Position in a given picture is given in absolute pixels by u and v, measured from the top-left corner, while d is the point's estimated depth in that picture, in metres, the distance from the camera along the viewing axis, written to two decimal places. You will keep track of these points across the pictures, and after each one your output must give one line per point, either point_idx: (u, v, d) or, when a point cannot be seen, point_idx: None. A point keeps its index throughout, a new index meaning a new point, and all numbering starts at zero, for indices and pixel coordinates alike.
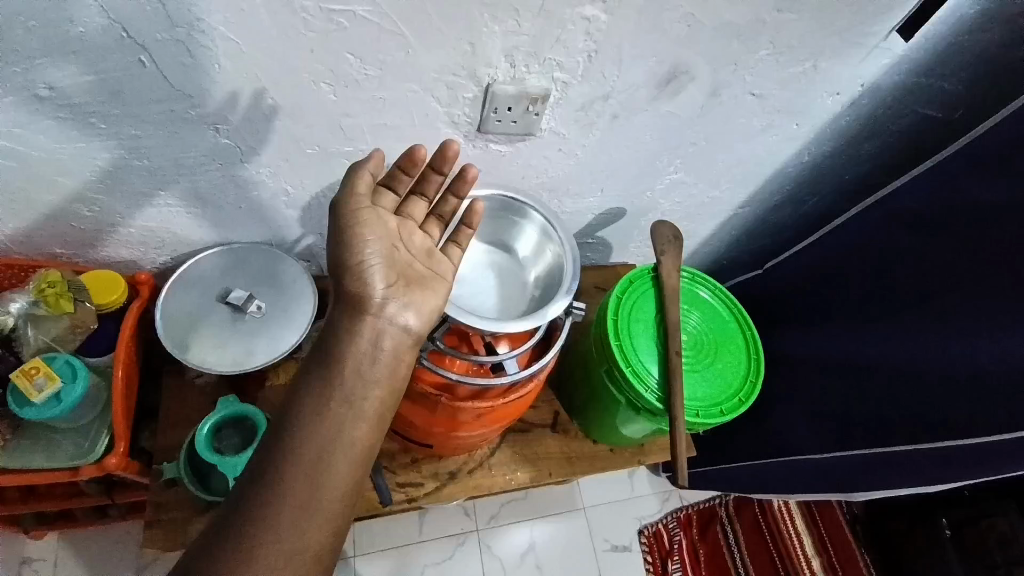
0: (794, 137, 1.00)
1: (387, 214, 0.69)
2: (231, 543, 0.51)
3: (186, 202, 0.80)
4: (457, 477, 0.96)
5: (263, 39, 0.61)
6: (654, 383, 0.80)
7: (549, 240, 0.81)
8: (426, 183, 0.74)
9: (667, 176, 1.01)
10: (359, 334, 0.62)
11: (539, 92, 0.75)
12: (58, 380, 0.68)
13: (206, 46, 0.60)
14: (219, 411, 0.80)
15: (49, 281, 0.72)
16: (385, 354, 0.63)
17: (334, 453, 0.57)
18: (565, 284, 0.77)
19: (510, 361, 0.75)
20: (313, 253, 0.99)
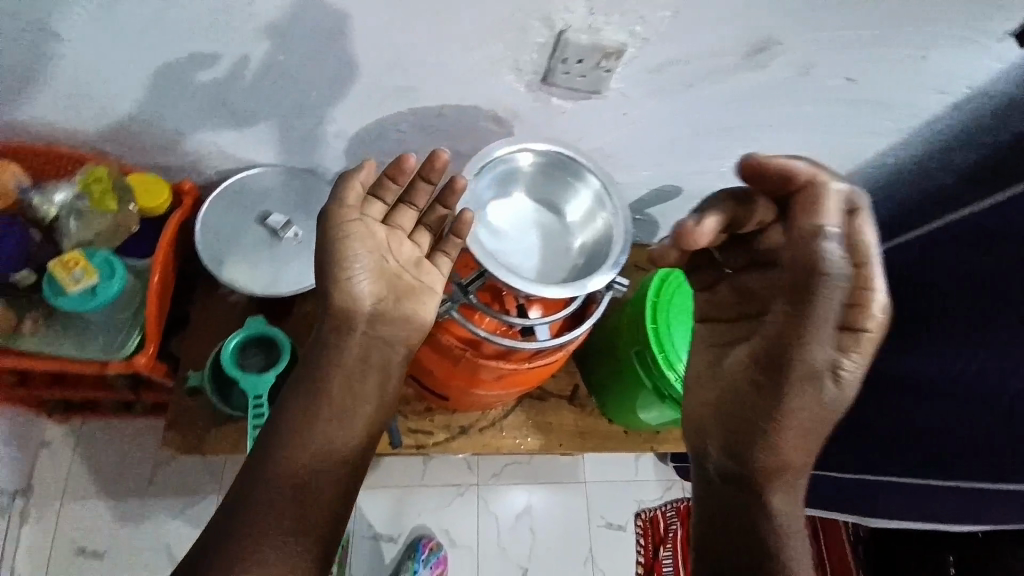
0: (879, 135, 0.92)
1: (377, 225, 0.67)
2: (232, 543, 0.54)
3: (234, 119, 0.78)
4: (468, 433, 0.96)
5: None
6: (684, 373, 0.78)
7: (601, 208, 0.76)
8: (415, 192, 0.69)
9: (732, 159, 0.94)
10: (348, 351, 0.65)
11: (615, 47, 0.69)
12: (95, 275, 0.68)
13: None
14: (247, 329, 0.81)
15: (95, 177, 0.72)
16: (373, 369, 0.66)
17: (326, 463, 0.61)
18: (610, 257, 0.72)
19: (541, 327, 0.73)
20: None
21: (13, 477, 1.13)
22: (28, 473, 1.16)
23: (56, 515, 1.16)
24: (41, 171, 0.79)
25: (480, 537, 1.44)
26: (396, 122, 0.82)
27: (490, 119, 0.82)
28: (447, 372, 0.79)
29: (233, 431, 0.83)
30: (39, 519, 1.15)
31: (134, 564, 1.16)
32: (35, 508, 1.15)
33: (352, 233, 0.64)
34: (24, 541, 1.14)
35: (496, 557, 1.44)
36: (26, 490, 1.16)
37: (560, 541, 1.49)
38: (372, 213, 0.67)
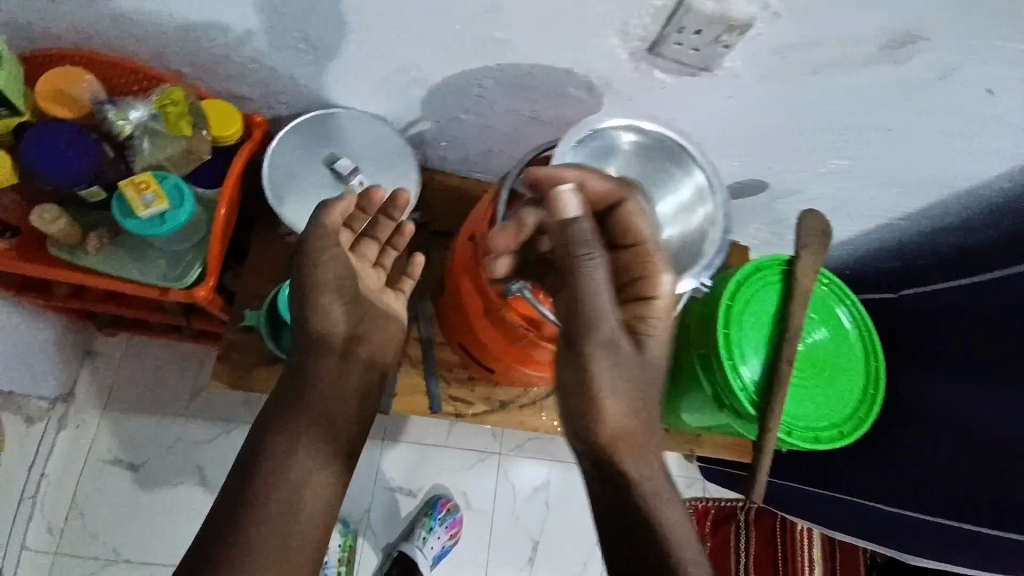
0: (1005, 156, 0.82)
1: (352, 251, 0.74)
2: (220, 549, 0.60)
3: (315, 53, 0.74)
4: (507, 408, 0.94)
5: None
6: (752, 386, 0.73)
7: (702, 202, 0.71)
8: (379, 227, 0.79)
9: (832, 161, 0.87)
10: (325, 376, 0.70)
11: (742, 20, 0.61)
12: (166, 201, 0.67)
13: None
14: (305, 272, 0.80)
15: (172, 98, 0.70)
16: (353, 389, 0.72)
17: (306, 483, 0.66)
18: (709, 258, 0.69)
19: None
20: (423, 141, 0.93)
21: (59, 381, 1.17)
22: (73, 380, 1.20)
23: (95, 423, 1.20)
24: (116, 84, 0.77)
25: (495, 505, 1.45)
26: (480, 77, 0.76)
27: (581, 85, 0.76)
28: (504, 347, 0.76)
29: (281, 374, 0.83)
30: (78, 425, 1.20)
31: (164, 480, 1.20)
32: (75, 414, 1.20)
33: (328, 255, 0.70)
34: (62, 444, 1.18)
35: (508, 527, 1.44)
36: (69, 396, 1.20)
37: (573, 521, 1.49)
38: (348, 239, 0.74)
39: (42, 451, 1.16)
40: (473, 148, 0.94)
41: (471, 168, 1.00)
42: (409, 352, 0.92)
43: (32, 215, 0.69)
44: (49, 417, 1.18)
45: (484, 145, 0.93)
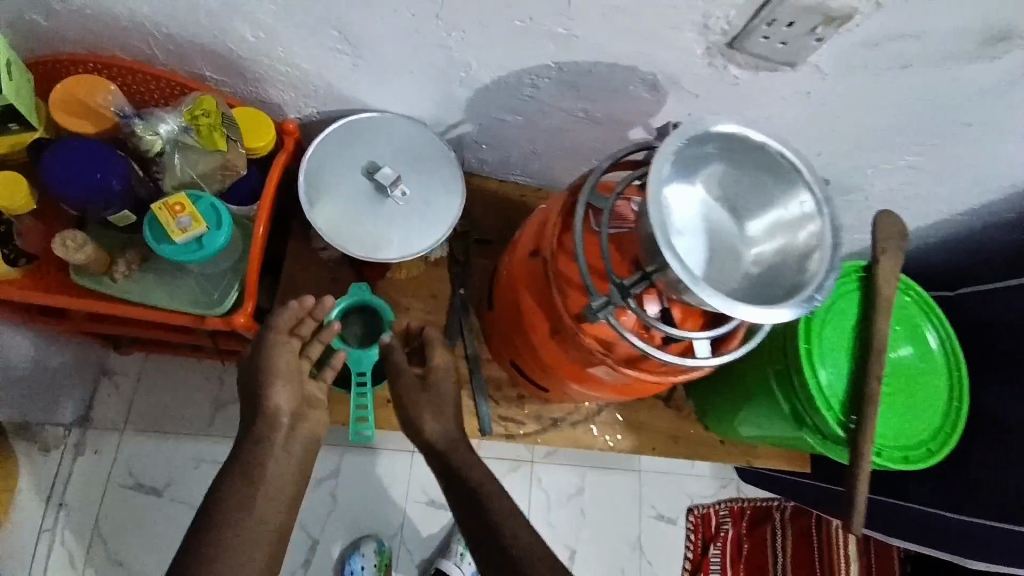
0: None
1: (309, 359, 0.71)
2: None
3: (356, 54, 0.68)
4: (560, 426, 0.89)
5: None
6: (841, 405, 0.69)
7: (806, 222, 0.55)
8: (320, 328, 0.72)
9: (903, 157, 0.81)
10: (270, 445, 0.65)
11: (843, 12, 0.55)
12: (203, 223, 0.62)
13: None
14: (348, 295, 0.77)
15: (203, 107, 0.63)
16: (293, 459, 0.67)
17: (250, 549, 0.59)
18: (807, 292, 0.53)
19: (704, 342, 0.62)
20: (463, 144, 0.87)
21: (73, 405, 1.10)
22: (87, 403, 1.13)
23: (112, 447, 1.13)
24: (139, 94, 0.71)
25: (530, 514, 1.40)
26: (535, 75, 0.70)
27: (646, 82, 0.69)
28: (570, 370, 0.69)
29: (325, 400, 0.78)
30: (95, 451, 1.12)
31: (191, 505, 1.13)
32: (91, 439, 1.12)
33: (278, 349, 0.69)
34: (80, 471, 1.11)
35: (544, 535, 1.40)
36: (85, 420, 1.13)
37: (609, 527, 1.45)
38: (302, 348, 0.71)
39: (59, 479, 1.10)
40: (516, 150, 0.88)
41: (510, 170, 0.94)
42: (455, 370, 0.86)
43: (56, 244, 0.63)
44: (65, 443, 1.11)
45: (528, 147, 0.87)
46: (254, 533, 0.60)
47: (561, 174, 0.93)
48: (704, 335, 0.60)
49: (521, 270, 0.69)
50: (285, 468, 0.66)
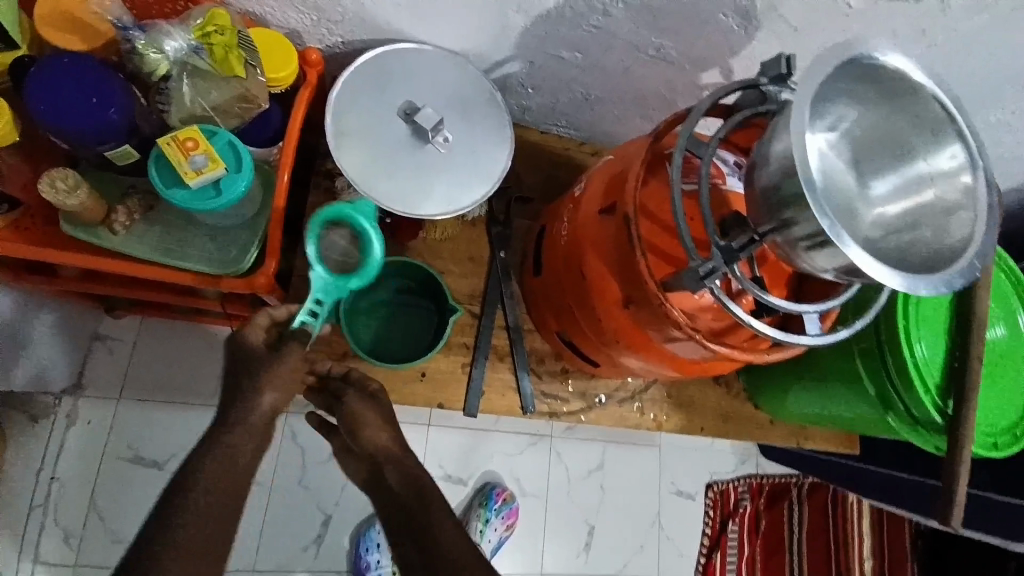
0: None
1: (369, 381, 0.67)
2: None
3: None
4: (607, 403, 0.82)
5: None
6: (937, 387, 0.62)
7: (953, 177, 0.47)
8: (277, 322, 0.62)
9: (1003, 114, 0.73)
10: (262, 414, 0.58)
11: None
12: (221, 164, 0.51)
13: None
14: (348, 210, 0.62)
15: (218, 23, 0.52)
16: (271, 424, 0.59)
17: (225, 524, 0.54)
18: (965, 258, 0.44)
19: (813, 317, 0.52)
20: (507, 86, 0.76)
21: (63, 372, 1.00)
22: (79, 369, 1.03)
23: (108, 418, 1.04)
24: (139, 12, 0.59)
25: (550, 488, 1.36)
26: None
27: (738, 11, 0.59)
28: (645, 346, 0.60)
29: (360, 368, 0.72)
30: (89, 421, 1.03)
31: None
32: (84, 408, 1.03)
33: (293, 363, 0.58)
34: (72, 443, 1.02)
35: (564, 511, 1.36)
36: (76, 388, 1.03)
37: (629, 503, 1.41)
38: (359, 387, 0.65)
39: (50, 453, 1.01)
40: (567, 95, 0.77)
41: (555, 120, 0.84)
42: (495, 342, 0.78)
43: (43, 181, 0.53)
44: (55, 413, 1.02)
45: (580, 92, 0.77)
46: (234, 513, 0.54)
47: (610, 125, 0.83)
48: (814, 309, 0.51)
49: (590, 230, 0.60)
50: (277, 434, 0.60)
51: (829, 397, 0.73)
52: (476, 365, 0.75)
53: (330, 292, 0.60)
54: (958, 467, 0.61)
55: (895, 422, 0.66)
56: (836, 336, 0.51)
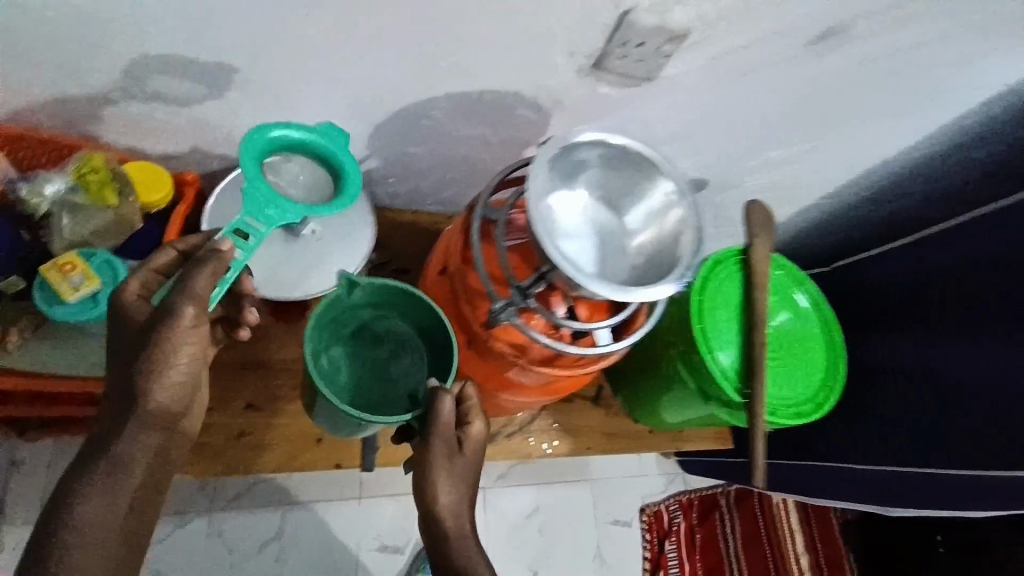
0: (920, 126, 0.89)
1: (476, 442, 0.65)
2: None
3: (249, 96, 0.69)
4: (497, 439, 0.92)
5: None
6: (735, 373, 0.76)
7: (672, 208, 0.64)
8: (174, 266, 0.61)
9: (767, 153, 0.90)
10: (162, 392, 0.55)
11: (681, 30, 0.63)
12: (97, 281, 0.61)
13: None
14: (320, 134, 0.69)
15: (92, 166, 0.64)
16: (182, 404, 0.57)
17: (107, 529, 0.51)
18: (679, 269, 0.61)
19: (603, 331, 0.68)
20: (371, 178, 0.90)
21: None
22: None
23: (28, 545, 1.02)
24: (31, 164, 0.71)
25: (489, 539, 1.41)
26: (429, 105, 0.75)
27: (532, 104, 0.76)
28: (497, 378, 0.72)
29: (261, 440, 0.80)
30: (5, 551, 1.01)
31: None
32: None
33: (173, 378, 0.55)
34: None
35: (506, 560, 1.40)
36: None
37: (568, 541, 1.47)
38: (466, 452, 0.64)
39: None
40: (424, 178, 0.91)
41: (423, 199, 0.97)
42: None
43: None
44: None
45: (435, 175, 0.91)
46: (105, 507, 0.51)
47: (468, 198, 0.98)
48: (604, 327, 0.65)
49: (435, 289, 0.73)
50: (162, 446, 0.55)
51: (673, 399, 0.86)
52: None
53: (264, 210, 0.64)
54: (754, 436, 0.75)
55: (716, 409, 0.80)
56: (626, 344, 0.67)
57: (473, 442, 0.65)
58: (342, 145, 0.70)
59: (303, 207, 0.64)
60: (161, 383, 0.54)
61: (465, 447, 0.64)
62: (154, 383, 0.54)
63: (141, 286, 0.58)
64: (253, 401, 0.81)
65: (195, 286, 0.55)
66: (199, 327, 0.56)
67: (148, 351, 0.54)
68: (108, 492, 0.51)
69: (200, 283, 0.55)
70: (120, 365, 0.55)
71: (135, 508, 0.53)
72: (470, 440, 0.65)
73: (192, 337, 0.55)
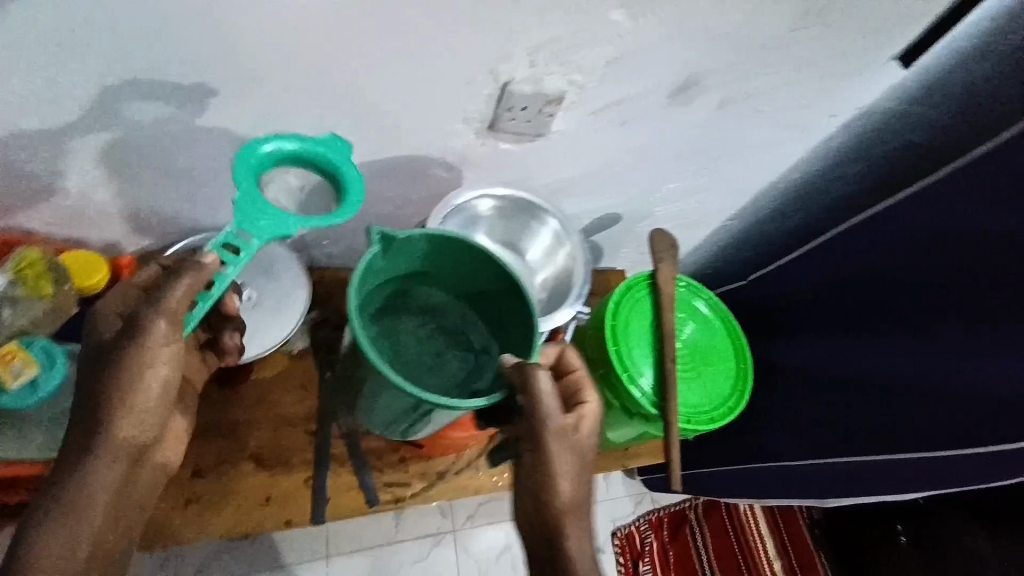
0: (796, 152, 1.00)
1: (589, 417, 0.68)
2: None
3: (177, 183, 0.76)
4: (446, 477, 0.95)
5: (285, 31, 0.59)
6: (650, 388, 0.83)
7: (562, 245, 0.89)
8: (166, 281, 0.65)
9: (666, 186, 1.00)
10: (136, 420, 0.60)
11: (556, 94, 0.73)
12: (36, 367, 0.65)
13: (230, 8, 0.56)
14: (316, 143, 0.64)
15: (28, 261, 0.70)
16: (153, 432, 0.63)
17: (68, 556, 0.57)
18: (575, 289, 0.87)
19: None
20: (305, 243, 0.96)
21: None
22: None
23: None
24: None
25: None
26: None
27: (442, 164, 0.84)
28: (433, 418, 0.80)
29: (210, 505, 0.83)
30: None
31: None
32: None
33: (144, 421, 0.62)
34: None
35: None
36: None
37: None
38: (585, 430, 0.67)
39: None
40: (356, 237, 0.98)
41: (358, 256, 1.04)
42: (335, 452, 0.90)
43: None
44: None
45: (366, 233, 0.98)
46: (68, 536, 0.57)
47: None
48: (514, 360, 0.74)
49: None
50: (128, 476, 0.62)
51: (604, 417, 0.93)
52: (318, 478, 0.87)
53: (255, 222, 0.58)
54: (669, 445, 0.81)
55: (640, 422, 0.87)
56: None
57: (587, 419, 0.68)
58: (343, 152, 0.65)
59: (297, 218, 0.59)
60: (128, 406, 0.59)
61: (585, 423, 0.67)
62: (122, 406, 0.59)
63: (120, 301, 0.60)
64: (200, 467, 0.84)
65: (169, 294, 0.57)
66: (163, 343, 0.58)
67: (112, 367, 0.57)
68: (71, 526, 0.58)
69: (175, 294, 0.57)
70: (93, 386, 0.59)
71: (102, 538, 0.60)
72: (586, 415, 0.68)
73: (172, 367, 0.60)
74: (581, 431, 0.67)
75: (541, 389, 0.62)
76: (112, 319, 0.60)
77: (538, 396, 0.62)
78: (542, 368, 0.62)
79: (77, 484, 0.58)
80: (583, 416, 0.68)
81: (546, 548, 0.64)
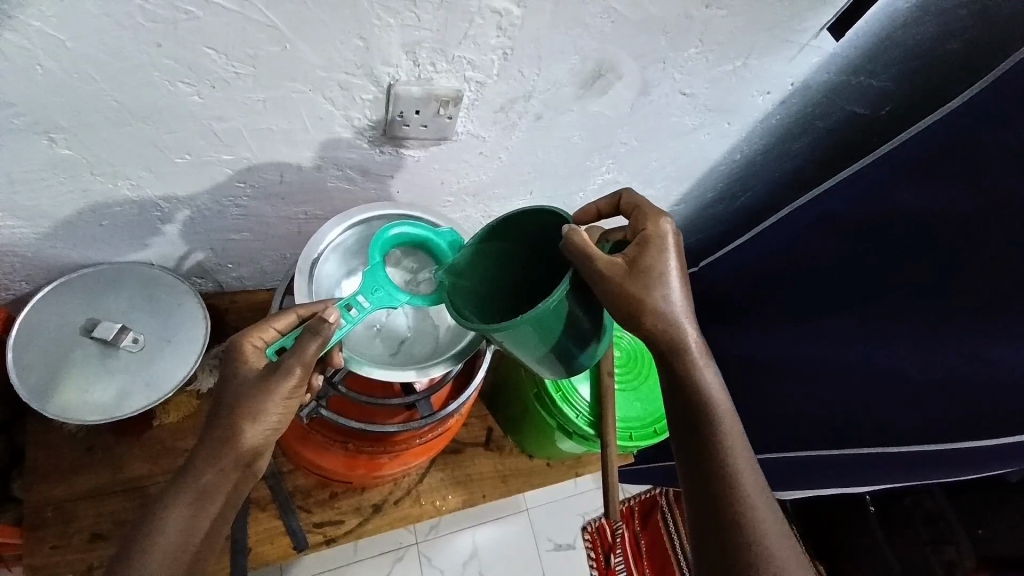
0: (737, 134, 0.93)
1: (659, 241, 0.59)
2: None
3: (27, 220, 0.67)
4: (382, 510, 0.89)
5: (94, 44, 0.49)
6: (581, 401, 0.87)
7: None
8: (283, 318, 0.59)
9: (599, 177, 0.92)
10: (249, 429, 0.55)
11: (449, 94, 0.64)
12: None
13: (14, 23, 0.46)
14: (433, 233, 0.64)
15: None
16: (266, 446, 0.57)
17: (186, 551, 0.53)
18: None
19: (423, 402, 0.72)
20: (206, 269, 0.88)
21: None
22: None
23: None
24: None
25: None
26: (232, 196, 0.72)
27: (342, 178, 0.74)
28: (347, 461, 0.76)
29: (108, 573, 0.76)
30: None
31: None
32: None
33: (244, 443, 0.55)
34: None
35: None
36: None
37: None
38: (652, 263, 0.58)
39: None
40: (263, 258, 0.89)
41: (272, 277, 0.95)
42: (255, 495, 0.84)
43: None
44: None
45: (273, 254, 0.89)
46: (179, 539, 0.53)
47: None
48: (411, 399, 0.71)
49: None
50: (226, 488, 0.55)
51: (546, 427, 0.91)
52: (234, 527, 0.81)
53: (375, 291, 0.57)
54: (608, 457, 0.82)
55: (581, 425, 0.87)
56: (442, 412, 0.71)
57: (657, 245, 0.59)
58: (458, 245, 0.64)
59: (407, 296, 0.57)
60: (262, 425, 0.56)
61: (647, 253, 0.58)
62: (257, 424, 0.55)
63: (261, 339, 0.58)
64: (99, 530, 0.80)
65: (308, 348, 0.54)
66: (302, 384, 0.56)
67: (251, 404, 0.55)
68: (186, 523, 0.53)
69: (312, 347, 0.55)
70: (225, 404, 0.56)
71: (204, 545, 0.55)
72: (652, 241, 0.59)
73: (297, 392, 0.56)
74: (651, 265, 0.58)
75: (573, 238, 0.53)
76: (255, 355, 0.58)
77: (583, 259, 0.53)
78: (575, 232, 0.53)
79: (200, 479, 0.54)
80: (648, 243, 0.59)
81: (691, 437, 0.59)
